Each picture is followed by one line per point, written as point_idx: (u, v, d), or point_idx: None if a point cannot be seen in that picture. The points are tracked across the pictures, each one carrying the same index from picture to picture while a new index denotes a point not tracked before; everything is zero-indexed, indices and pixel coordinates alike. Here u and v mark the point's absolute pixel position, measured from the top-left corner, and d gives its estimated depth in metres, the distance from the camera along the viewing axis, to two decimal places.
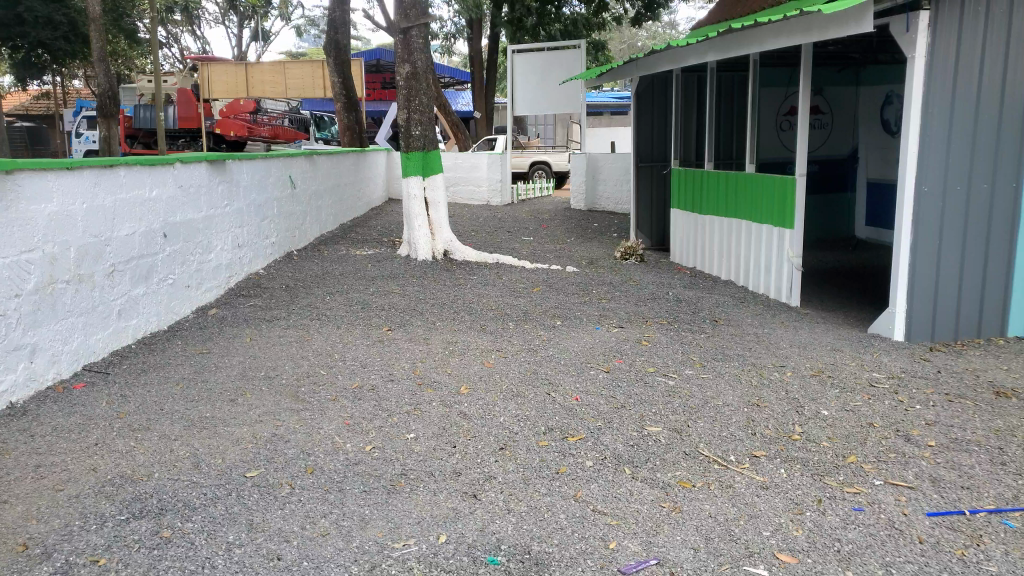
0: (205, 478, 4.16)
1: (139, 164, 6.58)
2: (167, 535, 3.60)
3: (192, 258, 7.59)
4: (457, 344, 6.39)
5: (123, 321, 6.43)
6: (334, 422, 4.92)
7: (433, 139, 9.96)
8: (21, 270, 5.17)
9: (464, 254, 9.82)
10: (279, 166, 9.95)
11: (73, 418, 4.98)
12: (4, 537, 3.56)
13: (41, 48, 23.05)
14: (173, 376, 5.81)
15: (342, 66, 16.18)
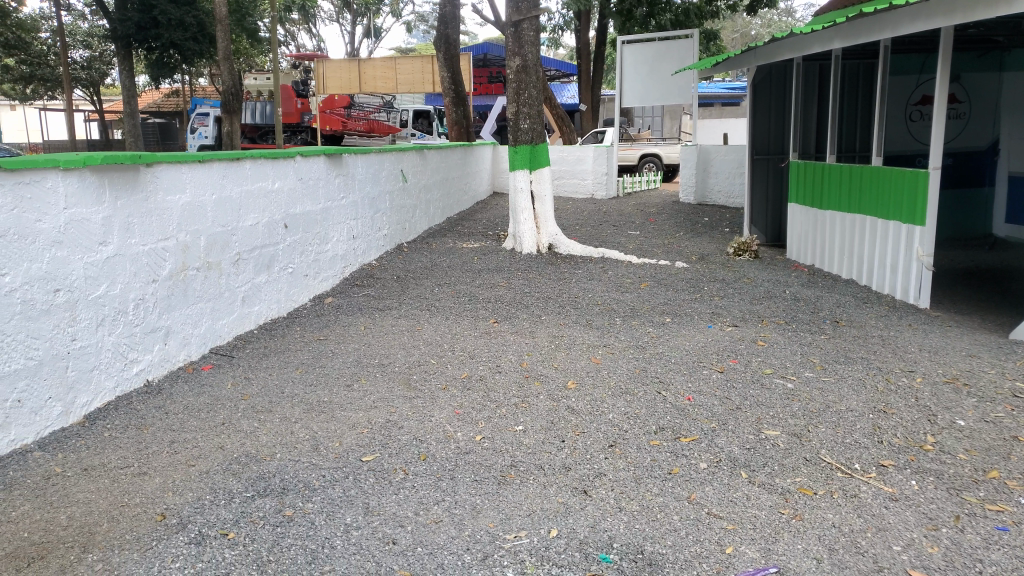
0: (324, 461, 4.32)
1: (263, 158, 6.88)
2: (290, 514, 3.75)
3: (310, 248, 7.90)
4: (564, 339, 6.36)
5: (247, 307, 6.77)
6: (445, 411, 5.01)
7: (542, 132, 9.95)
8: (159, 256, 5.51)
9: (570, 248, 9.76)
10: (392, 160, 10.20)
11: (203, 398, 5.27)
12: (144, 506, 3.80)
13: (172, 48, 24.48)
14: (293, 361, 6.07)
15: (450, 61, 16.44)
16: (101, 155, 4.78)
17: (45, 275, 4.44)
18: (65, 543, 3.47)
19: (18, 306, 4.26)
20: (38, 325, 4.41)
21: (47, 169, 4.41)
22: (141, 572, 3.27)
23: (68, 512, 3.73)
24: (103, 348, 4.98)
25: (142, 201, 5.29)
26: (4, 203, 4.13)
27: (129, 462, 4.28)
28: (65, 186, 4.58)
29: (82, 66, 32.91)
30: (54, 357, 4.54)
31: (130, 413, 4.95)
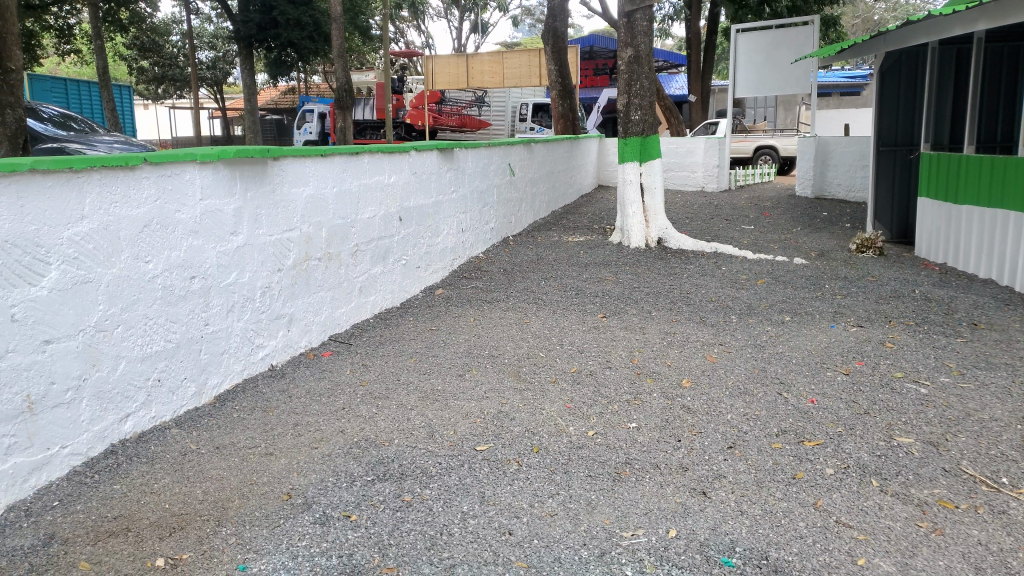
0: (440, 448, 4.39)
1: (380, 152, 7.06)
2: (408, 500, 3.83)
3: (422, 241, 8.07)
4: (676, 336, 6.23)
5: (363, 297, 6.98)
6: (556, 404, 5.00)
7: (653, 124, 9.79)
8: (284, 247, 5.75)
9: (680, 242, 9.58)
10: (500, 154, 10.26)
11: (324, 383, 5.47)
12: (273, 485, 3.98)
13: (290, 48, 25.55)
14: (407, 350, 6.21)
15: (558, 54, 16.36)
16: (234, 149, 5.02)
17: (183, 262, 4.70)
18: (201, 516, 3.66)
19: (160, 291, 4.53)
20: (177, 309, 4.68)
21: (186, 162, 4.67)
22: (270, 548, 3.41)
23: (203, 487, 3.94)
24: (233, 333, 5.24)
25: (269, 194, 5.52)
26: (148, 194, 4.39)
27: (257, 442, 4.49)
28: (202, 178, 4.83)
29: (208, 66, 34.87)
30: (190, 340, 4.82)
31: (257, 395, 5.20)
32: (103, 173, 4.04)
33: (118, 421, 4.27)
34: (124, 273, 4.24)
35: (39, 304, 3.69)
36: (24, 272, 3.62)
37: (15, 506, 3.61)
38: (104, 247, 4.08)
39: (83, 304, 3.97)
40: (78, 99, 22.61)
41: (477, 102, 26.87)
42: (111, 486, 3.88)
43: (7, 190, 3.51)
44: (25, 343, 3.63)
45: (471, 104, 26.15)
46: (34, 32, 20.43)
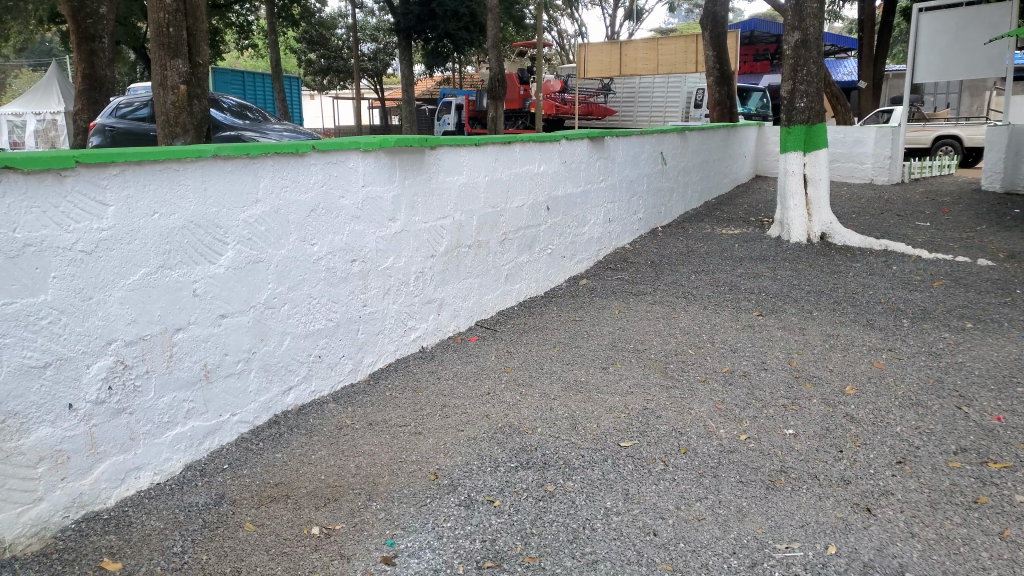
0: (583, 441, 4.34)
1: (532, 141, 7.08)
2: (551, 490, 3.81)
3: (570, 231, 8.05)
4: (839, 339, 5.83)
5: (510, 285, 7.06)
6: (705, 404, 4.82)
7: (820, 111, 9.22)
8: (437, 234, 5.88)
9: (846, 238, 8.97)
10: (652, 143, 10.01)
11: (470, 367, 5.57)
12: (420, 464, 4.08)
13: (446, 39, 26.22)
14: (551, 339, 6.21)
15: (717, 39, 15.78)
16: (394, 138, 5.19)
17: (345, 246, 4.91)
18: (353, 488, 3.82)
19: (323, 273, 4.76)
20: (338, 290, 4.90)
21: (351, 150, 4.86)
22: (417, 526, 3.50)
23: (356, 461, 4.10)
24: (388, 315, 5.44)
25: (425, 181, 5.66)
26: (315, 180, 4.61)
27: (406, 421, 4.63)
28: (365, 166, 5.02)
29: (369, 58, 36.50)
30: (349, 320, 5.04)
31: (407, 375, 5.38)
32: (276, 160, 4.28)
33: (282, 392, 4.53)
34: (292, 254, 4.48)
35: (217, 281, 3.97)
36: (205, 251, 3.89)
37: (192, 465, 3.91)
38: (274, 230, 4.33)
39: (255, 283, 4.23)
40: (253, 91, 24.38)
41: (602, 90, 25.98)
42: (274, 454, 4.13)
43: (193, 173, 3.78)
44: (203, 316, 3.91)
45: (598, 93, 25.20)
46: (217, 28, 22.18)
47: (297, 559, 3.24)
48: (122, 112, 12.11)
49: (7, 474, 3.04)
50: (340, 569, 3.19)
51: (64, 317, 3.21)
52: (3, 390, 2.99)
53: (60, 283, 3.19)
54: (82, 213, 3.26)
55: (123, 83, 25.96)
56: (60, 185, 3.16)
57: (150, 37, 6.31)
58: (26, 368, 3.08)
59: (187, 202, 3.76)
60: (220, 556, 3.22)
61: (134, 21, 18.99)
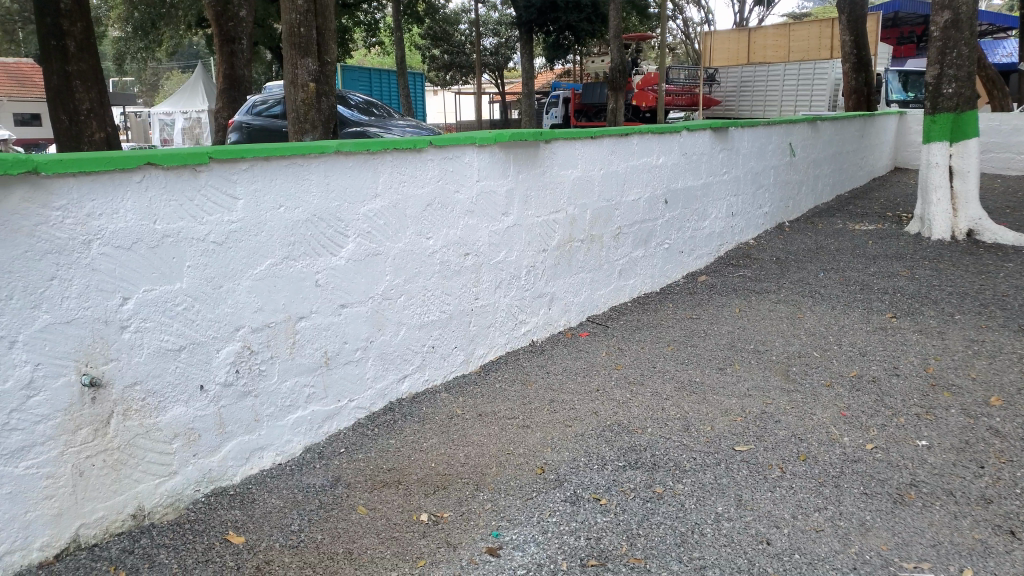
0: (695, 443, 4.21)
1: (651, 132, 6.93)
2: (660, 492, 3.72)
3: (689, 225, 7.84)
4: (984, 345, 5.38)
5: (624, 280, 6.97)
6: (828, 410, 4.56)
7: (971, 97, 8.51)
8: (550, 228, 5.87)
9: (997, 235, 8.29)
10: (780, 133, 9.57)
11: (580, 362, 5.54)
12: (527, 458, 4.09)
13: (568, 30, 26.12)
14: (666, 337, 6.08)
15: (855, 23, 14.88)
16: (510, 132, 5.23)
17: (459, 240, 4.99)
18: (462, 478, 3.88)
19: (438, 266, 4.85)
20: (452, 283, 4.99)
21: (466, 145, 4.93)
22: (522, 519, 3.51)
23: (465, 451, 4.16)
24: (499, 308, 5.48)
25: (540, 176, 5.66)
26: (432, 175, 4.71)
27: (515, 413, 4.65)
28: (480, 160, 5.08)
29: (491, 53, 36.94)
30: (462, 312, 5.12)
31: (517, 368, 5.41)
32: (394, 155, 4.40)
33: (397, 380, 4.66)
34: (408, 247, 4.60)
35: (338, 272, 4.13)
36: (327, 244, 4.05)
37: (312, 448, 4.10)
38: (392, 223, 4.46)
39: (373, 274, 4.37)
40: (379, 87, 25.24)
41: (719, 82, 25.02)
42: (387, 440, 4.26)
43: (316, 169, 3.94)
44: (324, 306, 4.07)
45: None
46: (348, 27, 23.09)
47: (406, 543, 3.32)
48: (258, 109, 12.81)
49: (147, 447, 3.29)
50: (446, 557, 3.24)
51: (197, 305, 3.43)
52: (142, 370, 3.23)
53: (194, 273, 3.41)
54: (214, 206, 3.47)
55: (261, 81, 27.43)
56: (196, 179, 3.38)
57: (283, 38, 6.67)
58: (164, 351, 3.31)
59: (311, 196, 3.93)
60: (334, 536, 3.35)
61: (271, 23, 20.07)
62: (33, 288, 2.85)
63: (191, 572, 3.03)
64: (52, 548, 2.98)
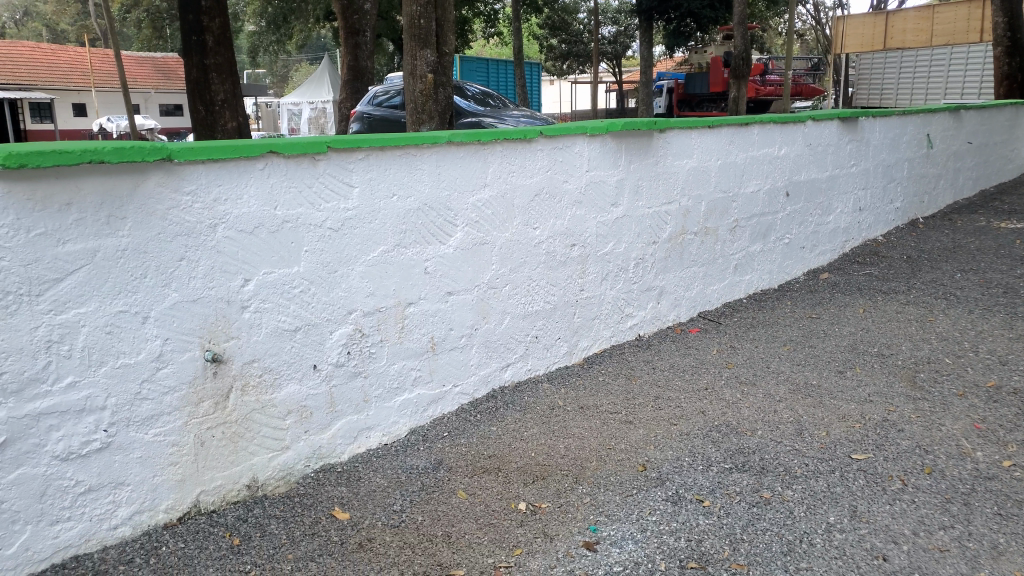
0: (808, 449, 4.02)
1: (772, 121, 6.65)
2: (767, 497, 3.57)
3: (811, 220, 7.47)
4: None
5: (738, 276, 6.73)
6: (960, 422, 4.24)
7: None
8: (661, 220, 5.74)
9: None
10: (917, 123, 8.94)
11: (689, 360, 5.39)
12: (629, 454, 4.02)
13: (690, 17, 25.45)
14: (781, 337, 5.83)
15: None
16: (622, 122, 5.16)
17: (566, 230, 4.97)
18: (561, 470, 3.86)
19: (544, 256, 4.85)
20: (557, 274, 4.97)
21: (577, 135, 4.91)
22: (621, 515, 3.46)
23: (566, 443, 4.14)
24: (606, 300, 5.42)
25: (653, 166, 5.55)
26: (542, 165, 4.71)
27: (618, 408, 4.59)
28: (591, 150, 5.04)
29: (609, 42, 36.53)
30: (567, 304, 5.09)
31: (622, 362, 5.33)
32: (504, 146, 4.44)
33: (500, 368, 4.69)
34: (515, 237, 4.62)
35: (446, 260, 4.20)
36: (436, 232, 4.13)
37: (416, 430, 4.20)
38: (501, 213, 4.49)
39: (480, 263, 4.41)
40: (496, 78, 25.48)
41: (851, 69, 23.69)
42: (489, 427, 4.30)
43: (428, 159, 4.02)
44: (432, 293, 4.15)
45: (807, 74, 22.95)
46: (467, 18, 23.41)
47: (504, 531, 3.35)
48: (379, 100, 13.21)
49: (262, 422, 3.46)
50: (543, 548, 3.23)
51: (312, 288, 3.57)
52: (260, 348, 3.40)
53: (311, 257, 3.55)
54: (331, 194, 3.60)
55: (383, 72, 28.26)
56: (314, 168, 3.51)
57: (403, 29, 6.82)
58: (281, 331, 3.47)
59: (422, 185, 4.01)
60: (434, 519, 3.42)
61: (394, 16, 20.62)
62: (164, 268, 3.05)
63: (299, 543, 3.17)
64: (176, 511, 3.19)
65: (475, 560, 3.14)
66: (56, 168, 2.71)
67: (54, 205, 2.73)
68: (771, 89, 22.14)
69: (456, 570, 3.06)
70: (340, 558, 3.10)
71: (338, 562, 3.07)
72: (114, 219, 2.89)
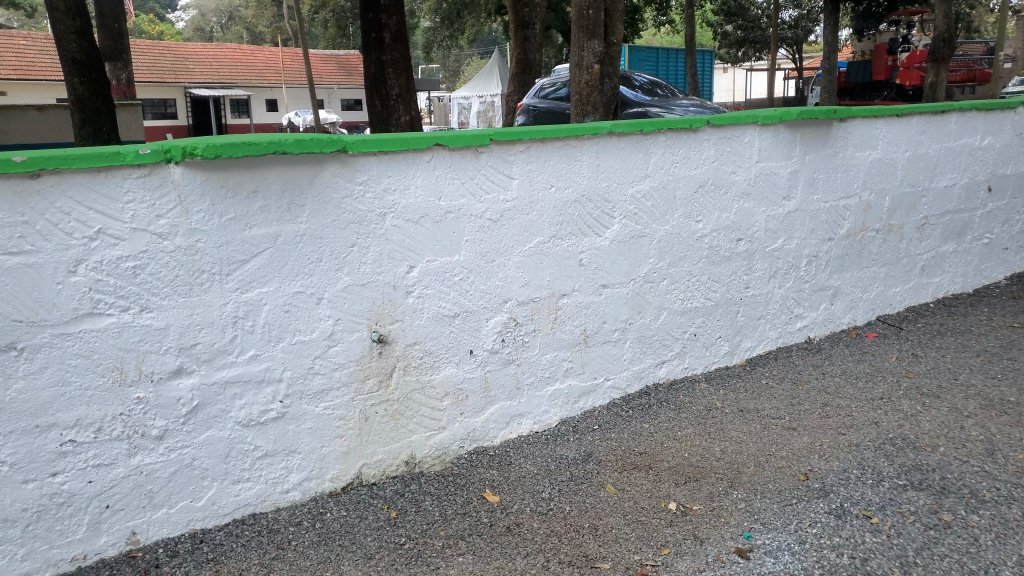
0: (999, 471, 3.62)
1: (971, 108, 6.05)
2: (947, 520, 3.26)
3: (1016, 218, 6.72)
4: None
5: (925, 278, 6.17)
6: None
7: None
8: (839, 215, 5.38)
9: None
10: None
11: (864, 366, 5.02)
12: (790, 462, 3.81)
13: None
14: (974, 347, 5.29)
15: None
16: (797, 111, 4.89)
17: (732, 224, 4.77)
18: (716, 473, 3.73)
19: (707, 251, 4.69)
20: (720, 269, 4.79)
21: (747, 125, 4.72)
22: (778, 524, 3.29)
23: (722, 446, 3.99)
24: (773, 300, 5.16)
25: (831, 158, 5.21)
26: (707, 156, 4.56)
27: (781, 413, 4.36)
28: (761, 141, 4.82)
29: (790, 26, 34.57)
30: (729, 301, 4.89)
31: (788, 366, 5.05)
32: (668, 136, 4.34)
33: (655, 365, 4.59)
34: (676, 230, 4.50)
35: (602, 253, 4.17)
36: (594, 224, 4.11)
37: (567, 421, 4.21)
38: (661, 205, 4.39)
39: (638, 256, 4.34)
40: (666, 67, 24.92)
41: None
42: (641, 424, 4.23)
43: (589, 150, 4.02)
44: (587, 285, 4.15)
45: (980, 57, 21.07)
46: (638, 7, 23.05)
47: (652, 529, 3.28)
48: (545, 92, 13.33)
49: (421, 402, 3.62)
50: (692, 550, 3.14)
51: (471, 276, 3.68)
52: (422, 332, 3.55)
53: (470, 247, 3.65)
54: (492, 185, 3.68)
55: (552, 65, 28.49)
56: (477, 160, 3.61)
57: (572, 20, 6.82)
58: (441, 316, 3.60)
59: (582, 176, 4.01)
60: (582, 511, 3.41)
61: (564, 7, 20.70)
62: (338, 253, 3.26)
63: (451, 521, 3.29)
64: (340, 481, 3.41)
65: (621, 555, 3.11)
66: (246, 158, 2.97)
67: (243, 192, 2.99)
68: (975, 73, 20.08)
69: (601, 564, 3.04)
70: (489, 539, 3.18)
71: (486, 542, 3.15)
72: (294, 206, 3.12)
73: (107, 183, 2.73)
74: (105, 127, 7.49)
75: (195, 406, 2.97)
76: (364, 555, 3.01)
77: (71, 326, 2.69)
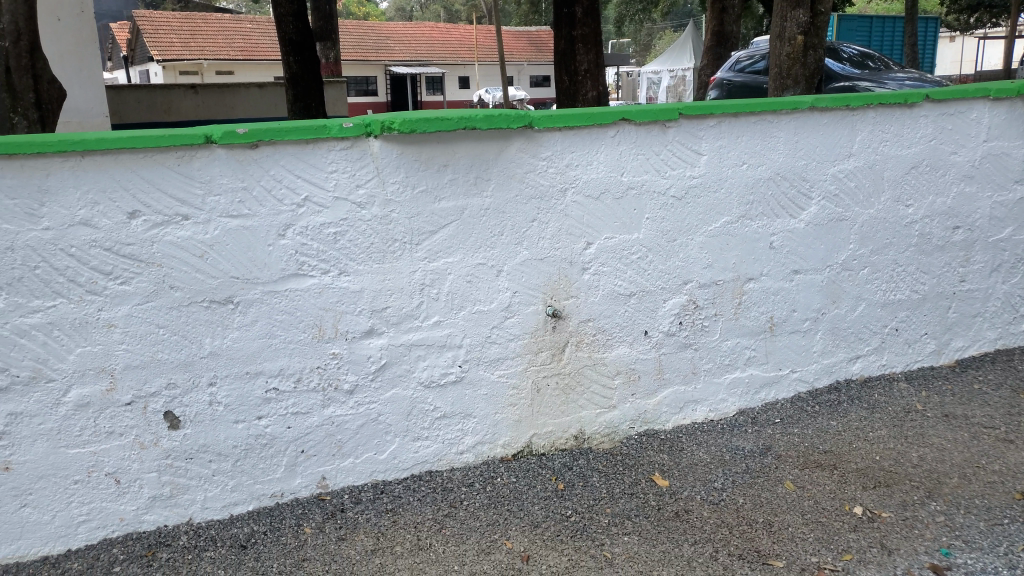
0: None
1: None
2: None
3: None
4: None
5: None
6: None
7: None
8: None
9: None
10: None
11: None
12: (1004, 477, 3.41)
13: None
14: None
15: None
16: None
17: (949, 210, 4.30)
18: (912, 480, 3.41)
19: (916, 238, 4.26)
20: (932, 259, 4.34)
21: (974, 100, 4.22)
22: (984, 545, 2.96)
23: (921, 452, 3.64)
24: (994, 296, 4.60)
25: None
26: (924, 133, 4.14)
27: (996, 423, 3.90)
28: (991, 117, 4.30)
29: None
30: (940, 295, 4.42)
31: (1008, 371, 4.48)
32: (878, 111, 3.99)
33: (848, 360, 4.26)
34: (882, 215, 4.12)
35: (795, 235, 3.91)
36: (788, 205, 3.87)
37: (745, 411, 4.02)
38: (866, 186, 4.04)
39: (836, 241, 4.04)
40: (880, 37, 22.83)
41: None
42: (828, 421, 3.95)
43: (786, 126, 3.78)
44: (777, 270, 3.92)
45: None
46: None
47: (833, 532, 3.07)
48: (741, 65, 12.68)
49: (593, 378, 3.61)
50: (879, 559, 2.91)
51: (650, 255, 3.60)
52: (597, 309, 3.54)
53: (651, 225, 3.57)
54: (678, 161, 3.57)
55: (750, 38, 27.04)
56: (664, 134, 3.51)
57: None
58: (617, 295, 3.56)
59: (777, 153, 3.79)
60: (757, 504, 3.26)
61: None
62: (519, 227, 3.31)
63: (617, 500, 3.27)
64: (511, 448, 3.50)
65: (797, 555, 2.94)
66: (438, 132, 3.08)
67: (434, 165, 3.11)
68: None
69: (775, 562, 2.90)
70: (656, 522, 3.13)
71: (653, 525, 3.11)
72: (480, 180, 3.21)
73: (314, 154, 2.94)
74: (314, 102, 8.10)
75: (383, 364, 3.16)
76: (531, 523, 3.08)
77: (278, 284, 2.95)
